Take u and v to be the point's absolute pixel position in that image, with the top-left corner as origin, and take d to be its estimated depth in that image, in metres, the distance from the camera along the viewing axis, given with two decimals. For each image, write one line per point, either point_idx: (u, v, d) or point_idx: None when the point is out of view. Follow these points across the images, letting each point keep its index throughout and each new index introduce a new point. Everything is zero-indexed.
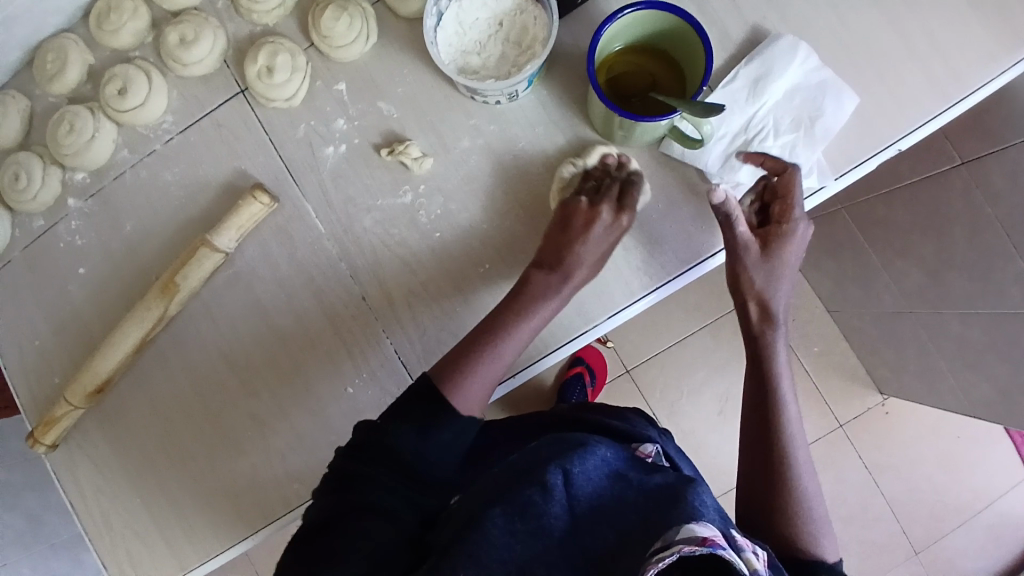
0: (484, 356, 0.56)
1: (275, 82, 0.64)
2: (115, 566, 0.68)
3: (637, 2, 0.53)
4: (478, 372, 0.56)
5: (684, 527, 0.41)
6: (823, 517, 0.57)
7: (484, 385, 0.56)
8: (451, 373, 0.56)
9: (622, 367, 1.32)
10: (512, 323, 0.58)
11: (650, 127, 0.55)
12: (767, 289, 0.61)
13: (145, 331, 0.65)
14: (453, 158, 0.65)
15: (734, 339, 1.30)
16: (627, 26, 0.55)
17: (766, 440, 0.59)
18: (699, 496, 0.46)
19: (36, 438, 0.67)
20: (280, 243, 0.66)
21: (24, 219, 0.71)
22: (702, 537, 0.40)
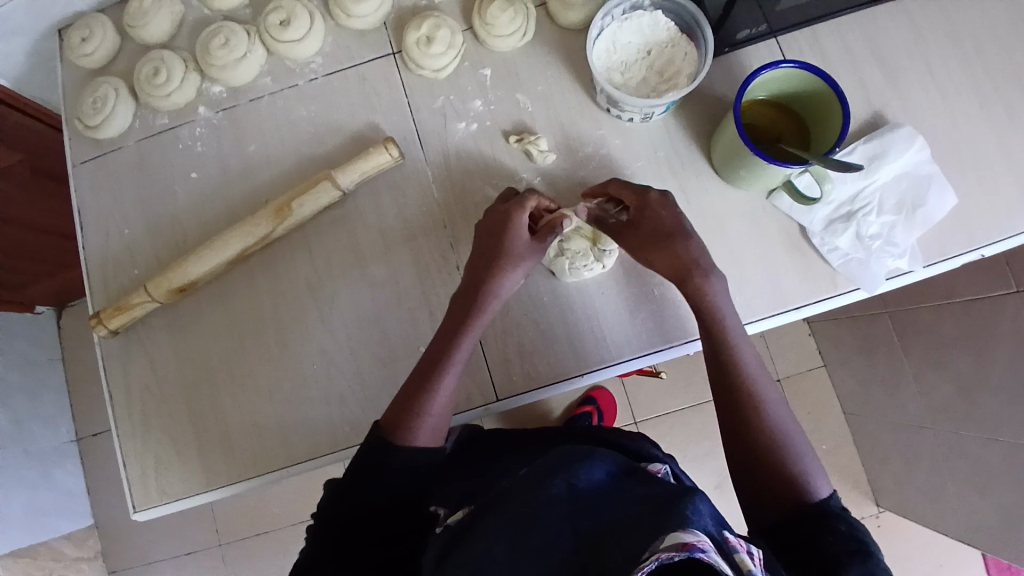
0: (424, 393, 0.58)
1: (432, 52, 0.68)
2: (141, 467, 0.68)
3: (790, 59, 0.58)
4: (425, 415, 0.58)
5: (668, 535, 0.41)
6: (811, 456, 0.57)
7: (431, 419, 0.58)
8: (398, 422, 0.58)
9: (632, 416, 1.33)
10: (450, 360, 0.60)
11: (776, 172, 0.59)
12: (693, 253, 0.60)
13: (245, 246, 0.67)
14: (575, 160, 0.68)
15: None
16: (775, 78, 0.59)
17: (731, 402, 0.59)
18: (694, 504, 0.46)
19: (101, 319, 0.68)
20: (392, 197, 0.69)
21: (148, 114, 0.74)
22: (683, 542, 0.40)
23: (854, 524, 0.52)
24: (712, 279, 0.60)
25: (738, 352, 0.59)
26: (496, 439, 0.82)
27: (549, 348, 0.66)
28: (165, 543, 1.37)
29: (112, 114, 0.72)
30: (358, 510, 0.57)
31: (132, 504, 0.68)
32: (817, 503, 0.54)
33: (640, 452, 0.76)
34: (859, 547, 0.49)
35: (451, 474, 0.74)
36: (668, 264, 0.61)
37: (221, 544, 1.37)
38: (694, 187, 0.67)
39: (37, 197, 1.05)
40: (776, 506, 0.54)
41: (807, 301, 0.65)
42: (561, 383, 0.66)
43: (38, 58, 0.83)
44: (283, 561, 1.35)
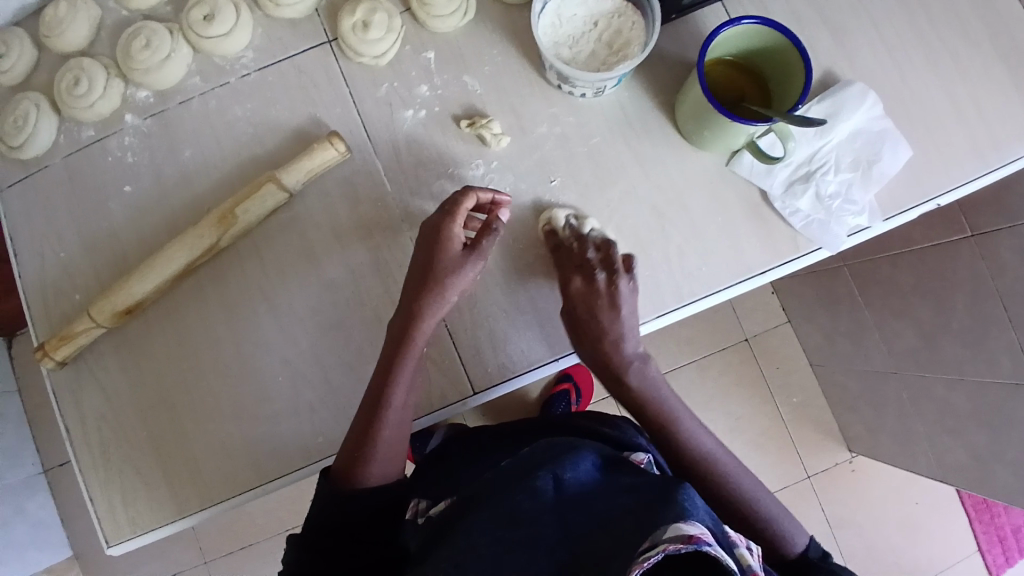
0: (372, 431, 0.58)
1: (369, 37, 0.64)
2: (106, 502, 0.65)
3: (752, 16, 0.57)
4: (375, 453, 0.58)
5: (671, 526, 0.41)
6: (780, 508, 0.62)
7: (382, 457, 0.59)
8: (348, 460, 0.58)
9: (608, 389, 1.34)
10: (392, 395, 0.59)
11: (740, 130, 0.58)
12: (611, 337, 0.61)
13: (190, 259, 0.63)
14: (529, 140, 0.66)
15: (720, 377, 1.43)
16: (736, 35, 0.58)
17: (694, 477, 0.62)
18: (689, 495, 0.45)
19: (46, 351, 0.64)
20: (344, 195, 0.66)
21: (72, 128, 0.69)
22: (687, 535, 0.40)
23: (831, 565, 0.58)
24: (635, 374, 0.63)
25: (680, 424, 0.63)
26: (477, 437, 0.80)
27: (521, 336, 0.64)
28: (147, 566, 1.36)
29: (35, 131, 0.68)
30: (326, 549, 0.56)
31: (104, 539, 0.65)
32: (798, 554, 0.59)
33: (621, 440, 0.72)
34: None
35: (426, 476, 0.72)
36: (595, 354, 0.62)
37: (206, 561, 1.36)
38: (654, 159, 0.65)
39: None
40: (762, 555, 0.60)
41: (771, 265, 0.65)
42: (535, 370, 0.64)
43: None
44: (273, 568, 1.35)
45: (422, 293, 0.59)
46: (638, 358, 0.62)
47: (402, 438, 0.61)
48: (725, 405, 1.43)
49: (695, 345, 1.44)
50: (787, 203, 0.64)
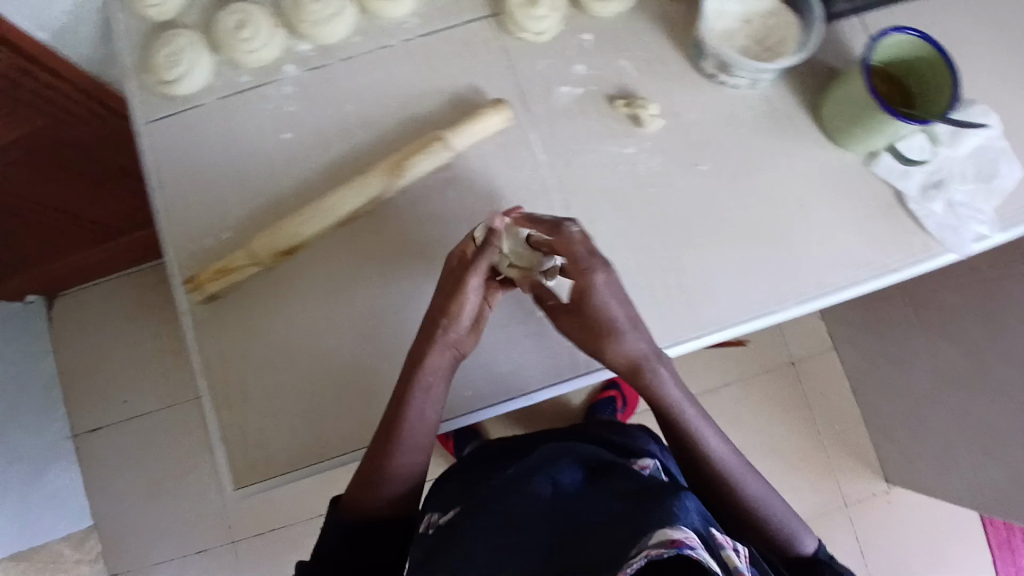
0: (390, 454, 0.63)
1: (536, 14, 0.68)
2: (237, 442, 0.66)
3: (909, 27, 0.63)
4: (393, 470, 0.63)
5: (657, 532, 0.45)
6: (790, 513, 0.67)
7: (401, 473, 0.64)
8: (368, 479, 0.64)
9: None
10: (406, 421, 0.62)
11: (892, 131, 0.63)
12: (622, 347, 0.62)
13: (359, 205, 0.68)
14: (678, 124, 0.69)
15: (763, 396, 1.46)
16: (890, 44, 0.64)
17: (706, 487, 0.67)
18: (681, 502, 0.49)
19: (200, 283, 0.66)
20: (499, 162, 0.70)
21: (225, 72, 0.70)
22: (672, 539, 0.44)
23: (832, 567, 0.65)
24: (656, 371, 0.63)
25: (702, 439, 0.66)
26: (491, 446, 0.84)
27: (664, 309, 0.68)
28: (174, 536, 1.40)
29: (191, 69, 0.69)
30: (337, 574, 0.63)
31: (232, 481, 0.66)
32: (805, 554, 0.66)
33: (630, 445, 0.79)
34: None
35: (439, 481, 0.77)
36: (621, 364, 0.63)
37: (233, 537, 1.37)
38: (791, 156, 0.70)
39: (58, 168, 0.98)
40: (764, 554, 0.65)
41: (901, 264, 0.69)
42: (680, 344, 0.67)
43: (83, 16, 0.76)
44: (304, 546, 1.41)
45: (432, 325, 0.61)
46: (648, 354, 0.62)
47: (422, 453, 0.65)
48: (762, 422, 1.45)
49: (739, 361, 1.47)
50: (919, 207, 0.70)
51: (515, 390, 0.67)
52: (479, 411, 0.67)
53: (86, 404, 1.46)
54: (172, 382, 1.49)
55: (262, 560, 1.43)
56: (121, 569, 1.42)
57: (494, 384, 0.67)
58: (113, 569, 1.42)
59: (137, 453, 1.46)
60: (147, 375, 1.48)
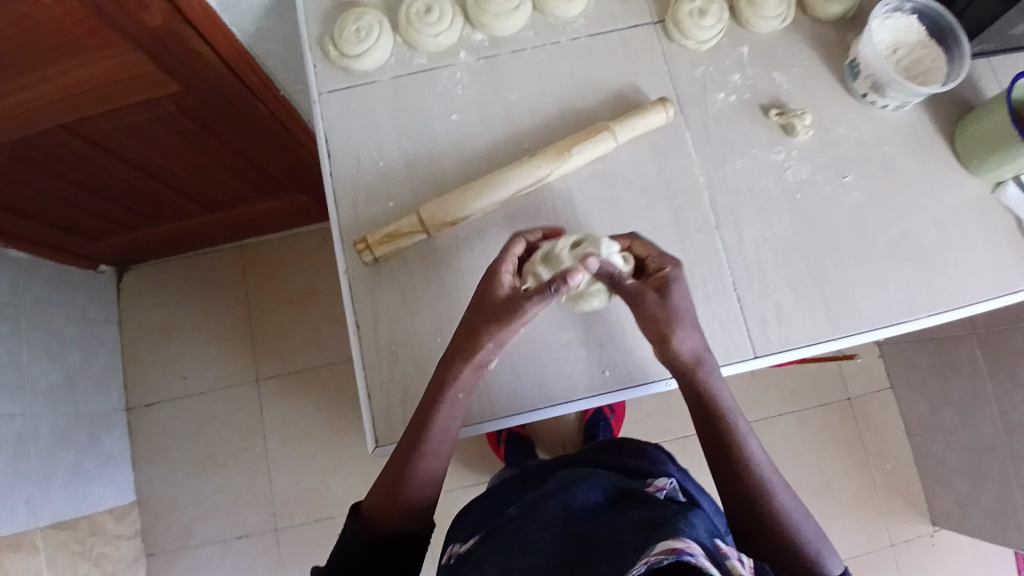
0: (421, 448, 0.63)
1: (703, 23, 0.73)
2: (385, 400, 0.68)
3: None
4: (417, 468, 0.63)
5: (660, 542, 0.48)
6: (817, 535, 0.63)
7: (427, 468, 0.64)
8: (396, 474, 0.64)
9: None
10: (436, 417, 0.63)
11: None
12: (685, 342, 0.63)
13: (523, 185, 0.70)
14: (824, 138, 0.74)
15: (818, 433, 1.47)
16: (1002, 91, 0.75)
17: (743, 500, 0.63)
18: (689, 520, 0.52)
19: (370, 244, 0.69)
20: (653, 157, 0.73)
21: (403, 52, 0.75)
22: (671, 547, 0.47)
23: None
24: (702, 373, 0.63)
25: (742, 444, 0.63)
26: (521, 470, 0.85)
27: (804, 311, 0.70)
28: (216, 522, 1.37)
29: (375, 45, 0.73)
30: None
31: (375, 439, 0.67)
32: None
33: (646, 467, 0.80)
34: None
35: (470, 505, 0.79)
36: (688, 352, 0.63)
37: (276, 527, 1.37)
38: (925, 178, 0.75)
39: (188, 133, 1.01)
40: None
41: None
42: (816, 344, 0.70)
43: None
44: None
45: (473, 327, 0.63)
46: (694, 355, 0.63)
47: (444, 453, 0.65)
48: (823, 462, 1.45)
49: (796, 394, 1.47)
50: None
51: (656, 375, 0.69)
52: (618, 392, 0.69)
53: (141, 377, 1.43)
54: (234, 363, 1.44)
55: (299, 555, 1.36)
56: (158, 549, 1.36)
57: (635, 368, 0.70)
58: (151, 548, 1.36)
59: (192, 431, 1.41)
60: (208, 353, 1.44)
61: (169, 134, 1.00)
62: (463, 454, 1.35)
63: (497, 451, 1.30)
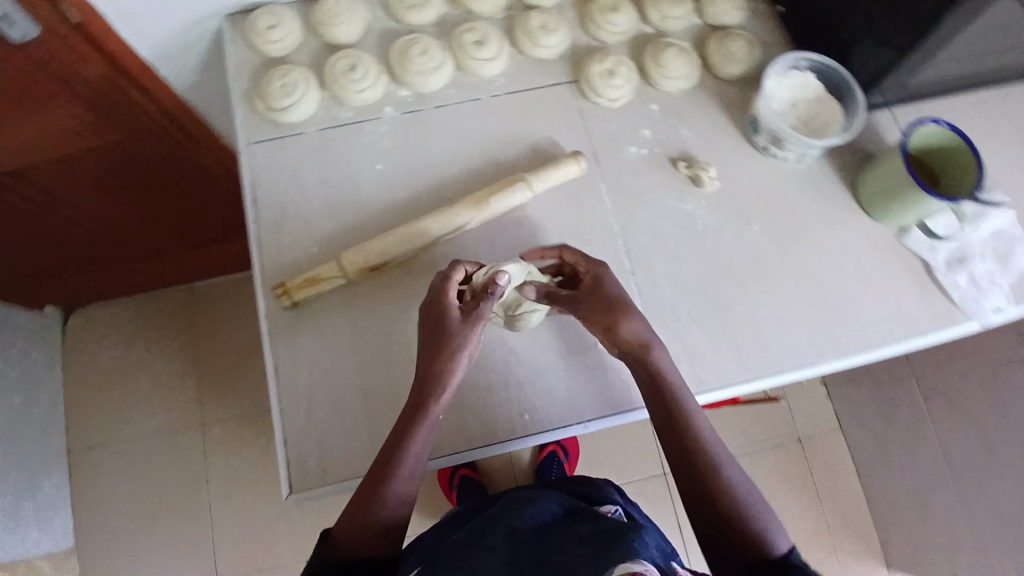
0: (394, 463, 0.60)
1: (612, 83, 0.78)
2: (300, 446, 0.68)
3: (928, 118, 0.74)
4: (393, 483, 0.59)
5: (621, 565, 0.48)
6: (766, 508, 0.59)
7: (401, 484, 0.60)
8: (367, 493, 0.59)
9: (661, 467, 1.35)
10: (416, 431, 0.60)
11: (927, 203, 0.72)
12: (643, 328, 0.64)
13: (440, 232, 0.72)
14: (731, 188, 0.78)
15: (770, 475, 1.47)
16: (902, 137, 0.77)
17: (693, 481, 0.60)
18: (642, 538, 0.53)
19: (288, 290, 0.70)
20: (570, 206, 0.76)
21: (330, 107, 0.78)
22: (633, 570, 0.47)
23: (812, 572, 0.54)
24: (654, 351, 0.63)
25: (692, 418, 0.62)
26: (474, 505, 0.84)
27: (716, 352, 0.73)
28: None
29: (300, 100, 0.76)
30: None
31: (287, 488, 0.66)
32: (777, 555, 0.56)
33: (594, 495, 0.83)
34: None
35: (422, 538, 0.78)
36: (635, 337, 0.63)
37: None
38: (829, 226, 0.79)
39: (127, 180, 1.02)
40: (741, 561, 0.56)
41: (926, 329, 0.77)
42: (728, 386, 0.72)
43: (189, 38, 0.85)
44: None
45: (436, 332, 0.62)
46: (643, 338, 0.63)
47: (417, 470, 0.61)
48: (774, 503, 1.46)
49: (746, 433, 1.49)
50: (946, 278, 0.78)
51: (572, 418, 0.70)
52: (536, 436, 0.70)
53: (81, 425, 1.39)
54: (180, 407, 1.41)
55: None
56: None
57: (552, 411, 0.71)
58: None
59: (132, 479, 1.37)
60: (154, 398, 1.41)
61: (110, 179, 1.01)
62: None
63: (448, 496, 1.29)
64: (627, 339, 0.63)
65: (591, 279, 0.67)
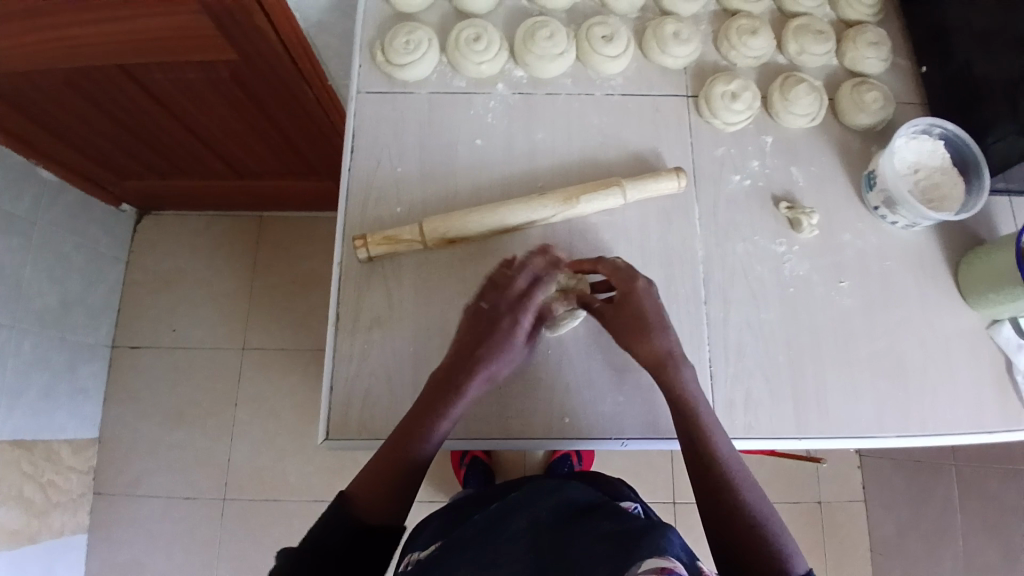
0: (440, 407, 0.63)
1: (734, 107, 0.76)
2: (346, 394, 0.69)
3: None
4: (436, 425, 0.63)
5: (647, 561, 0.45)
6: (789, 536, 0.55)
7: (441, 429, 0.63)
8: (410, 430, 0.63)
9: (671, 497, 1.33)
10: (467, 384, 0.64)
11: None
12: (664, 344, 0.65)
13: (525, 220, 0.72)
14: (827, 240, 0.76)
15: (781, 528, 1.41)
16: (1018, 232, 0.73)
17: (711, 500, 0.58)
18: (668, 535, 0.50)
19: (367, 243, 0.71)
20: (658, 221, 0.75)
21: (446, 73, 0.79)
22: (661, 566, 0.45)
23: None
24: (683, 370, 0.65)
25: (711, 439, 0.61)
26: (488, 487, 0.85)
27: (774, 402, 0.71)
28: (169, 478, 1.38)
29: (421, 59, 0.77)
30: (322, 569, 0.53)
31: (325, 431, 0.68)
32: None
33: (613, 489, 0.82)
34: None
35: (430, 519, 0.76)
36: (651, 355, 0.65)
37: (225, 496, 1.37)
38: (920, 301, 0.75)
39: (231, 100, 1.05)
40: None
41: (996, 430, 0.73)
42: (776, 439, 0.70)
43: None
44: (288, 530, 1.35)
45: (494, 301, 0.67)
46: (669, 354, 0.65)
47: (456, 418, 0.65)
48: None
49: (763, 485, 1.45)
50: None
51: (612, 432, 0.69)
52: (571, 442, 0.69)
53: (134, 320, 1.46)
54: (226, 326, 1.46)
55: (237, 530, 1.35)
56: (105, 491, 1.37)
57: (594, 421, 0.70)
58: (98, 488, 1.37)
59: (166, 382, 1.43)
60: (204, 311, 1.47)
61: (214, 96, 1.04)
62: None
63: (457, 473, 1.30)
64: (642, 356, 0.66)
65: (621, 293, 0.67)
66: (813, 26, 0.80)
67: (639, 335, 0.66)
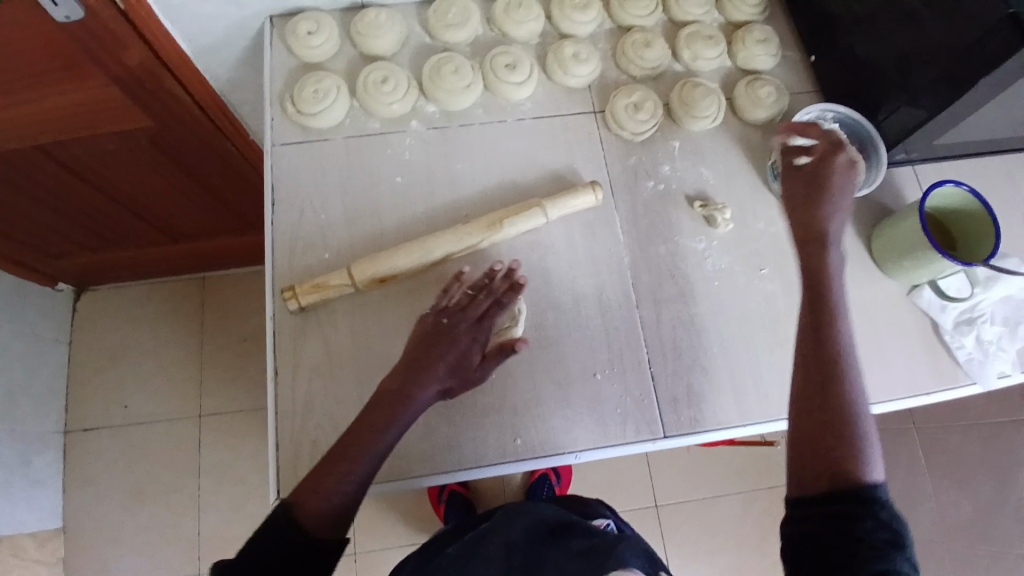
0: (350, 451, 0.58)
1: (638, 117, 0.79)
2: (293, 448, 0.68)
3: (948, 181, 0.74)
4: (340, 472, 0.57)
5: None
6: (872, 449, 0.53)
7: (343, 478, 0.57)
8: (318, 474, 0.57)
9: (651, 500, 1.34)
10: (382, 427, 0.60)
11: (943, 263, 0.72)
12: (831, 217, 0.66)
13: (452, 250, 0.73)
14: (744, 231, 0.79)
15: None
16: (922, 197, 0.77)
17: (818, 377, 0.56)
18: (631, 551, 0.55)
19: (296, 293, 0.71)
20: (583, 234, 0.77)
21: (358, 116, 0.80)
22: None
23: (895, 515, 0.49)
24: (828, 250, 0.64)
25: (839, 326, 0.58)
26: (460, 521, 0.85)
27: (716, 394, 0.73)
28: (137, 560, 1.32)
29: (331, 107, 0.78)
30: None
31: (275, 490, 0.67)
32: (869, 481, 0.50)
33: (586, 508, 0.85)
34: (890, 540, 0.46)
35: (408, 556, 0.78)
36: (802, 225, 0.66)
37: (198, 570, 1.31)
38: None
39: (152, 167, 1.03)
40: (824, 481, 0.51)
41: (928, 389, 0.76)
42: (722, 430, 0.72)
43: (228, 37, 0.87)
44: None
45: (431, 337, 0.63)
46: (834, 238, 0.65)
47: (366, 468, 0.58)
48: None
49: None
50: (954, 339, 0.78)
51: (564, 447, 0.70)
52: (523, 463, 0.70)
53: (82, 401, 1.40)
54: (181, 394, 1.42)
55: None
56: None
57: (545, 438, 0.70)
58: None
59: (124, 461, 1.37)
60: (156, 382, 1.42)
61: (137, 164, 1.02)
62: (400, 509, 1.32)
63: (436, 510, 1.28)
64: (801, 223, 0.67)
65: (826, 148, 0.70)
66: (702, 33, 0.85)
67: (815, 191, 0.67)
